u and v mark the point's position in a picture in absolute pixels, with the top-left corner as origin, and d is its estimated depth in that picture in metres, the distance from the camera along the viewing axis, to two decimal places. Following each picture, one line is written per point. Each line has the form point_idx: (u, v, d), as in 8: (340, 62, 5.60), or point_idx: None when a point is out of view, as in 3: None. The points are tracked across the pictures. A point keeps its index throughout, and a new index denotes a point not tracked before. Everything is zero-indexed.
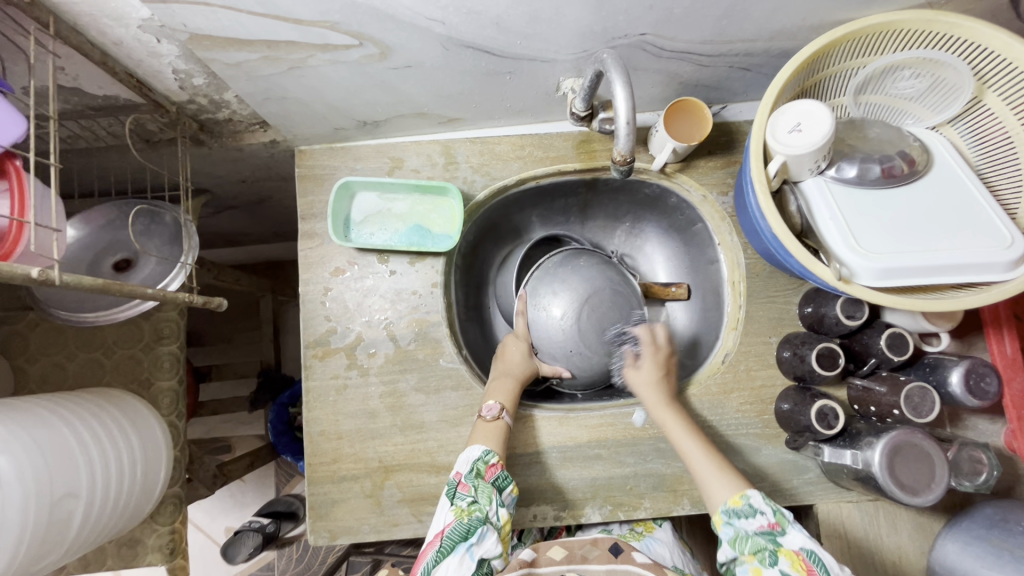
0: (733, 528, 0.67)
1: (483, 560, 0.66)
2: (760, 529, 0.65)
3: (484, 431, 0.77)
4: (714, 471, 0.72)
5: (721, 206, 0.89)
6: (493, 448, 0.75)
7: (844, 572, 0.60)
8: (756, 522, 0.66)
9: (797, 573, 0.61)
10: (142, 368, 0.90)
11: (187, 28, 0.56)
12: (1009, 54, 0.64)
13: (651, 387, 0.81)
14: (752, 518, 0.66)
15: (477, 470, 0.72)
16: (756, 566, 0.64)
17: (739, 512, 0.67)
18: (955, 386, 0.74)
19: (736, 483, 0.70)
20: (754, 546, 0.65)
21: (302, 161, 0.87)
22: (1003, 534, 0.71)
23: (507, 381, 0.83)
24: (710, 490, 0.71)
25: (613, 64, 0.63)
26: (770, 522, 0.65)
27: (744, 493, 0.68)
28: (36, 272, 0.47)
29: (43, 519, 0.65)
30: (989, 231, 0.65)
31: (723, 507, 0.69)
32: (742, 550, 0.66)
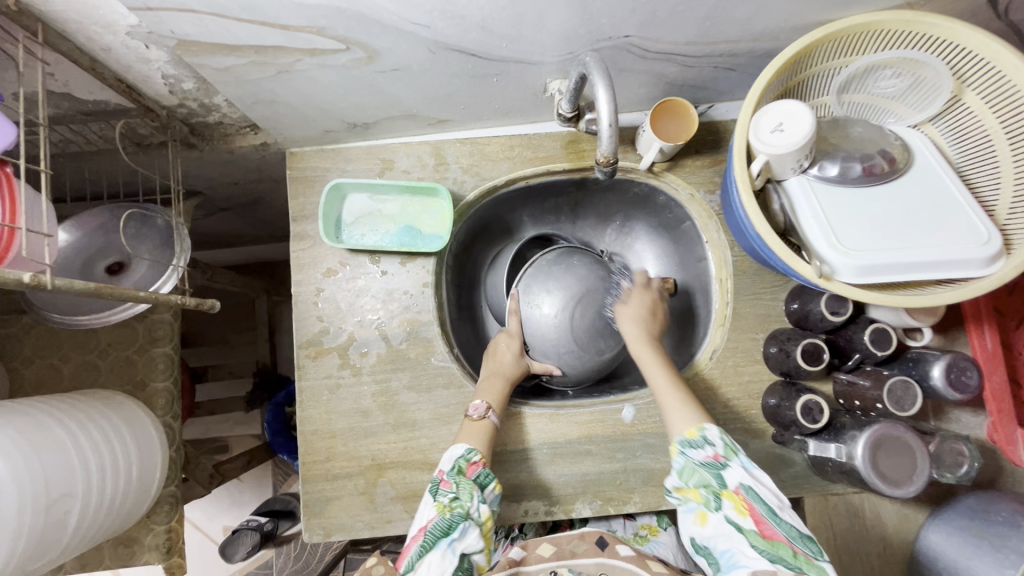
0: (685, 459, 0.66)
1: (463, 555, 0.66)
2: (706, 460, 0.65)
3: (470, 429, 0.78)
4: (679, 404, 0.72)
5: (708, 204, 0.91)
6: (477, 447, 0.76)
7: (784, 507, 0.61)
8: (703, 452, 0.66)
9: (741, 514, 0.61)
10: (136, 369, 0.91)
11: (176, 34, 0.57)
12: (986, 53, 0.65)
13: (635, 329, 0.83)
14: (701, 449, 0.66)
15: (459, 467, 0.73)
16: (701, 506, 0.64)
17: (692, 443, 0.67)
18: (936, 379, 0.75)
19: (697, 416, 0.70)
20: (699, 478, 0.65)
21: (293, 163, 0.88)
22: (983, 525, 0.73)
23: (497, 380, 0.84)
24: (672, 424, 0.71)
25: (595, 67, 0.64)
26: (716, 454, 0.65)
27: (700, 425, 0.68)
28: (28, 276, 0.48)
29: (39, 520, 0.66)
30: (967, 227, 0.66)
31: (678, 438, 0.69)
32: (689, 481, 0.66)
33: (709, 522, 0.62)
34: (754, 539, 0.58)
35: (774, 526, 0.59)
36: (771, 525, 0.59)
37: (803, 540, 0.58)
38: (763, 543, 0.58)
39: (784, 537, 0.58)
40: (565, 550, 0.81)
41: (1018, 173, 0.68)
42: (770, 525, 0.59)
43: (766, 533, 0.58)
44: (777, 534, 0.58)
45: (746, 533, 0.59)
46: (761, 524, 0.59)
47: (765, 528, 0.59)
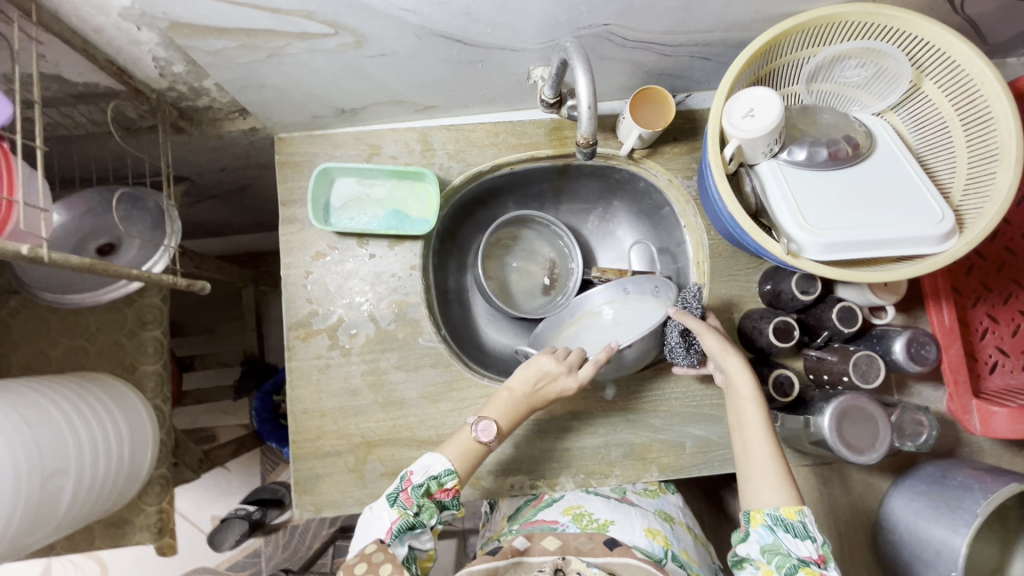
0: (774, 537, 0.67)
1: (411, 549, 0.70)
2: (803, 555, 0.65)
3: (463, 447, 0.75)
4: (772, 474, 0.70)
5: (686, 190, 0.94)
6: (457, 470, 0.74)
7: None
8: (804, 547, 0.65)
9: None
10: (126, 352, 0.92)
11: (168, 16, 0.58)
12: (942, 44, 0.70)
13: (739, 366, 0.77)
14: (802, 539, 0.65)
15: (428, 488, 0.72)
16: (770, 570, 0.66)
17: (791, 527, 0.66)
18: (898, 353, 0.80)
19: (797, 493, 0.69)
20: (783, 559, 0.66)
21: (282, 148, 0.90)
22: (941, 489, 0.78)
23: (517, 408, 0.79)
24: (756, 487, 0.71)
25: (575, 53, 0.66)
26: (816, 555, 0.65)
27: (799, 507, 0.67)
28: (26, 248, 0.50)
29: (34, 493, 0.68)
30: (924, 208, 0.71)
31: (772, 512, 0.68)
32: (769, 556, 0.67)
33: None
34: None
35: None
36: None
37: None
38: None
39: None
40: (570, 547, 0.75)
41: (971, 157, 0.72)
42: None
43: None
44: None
45: None
46: None
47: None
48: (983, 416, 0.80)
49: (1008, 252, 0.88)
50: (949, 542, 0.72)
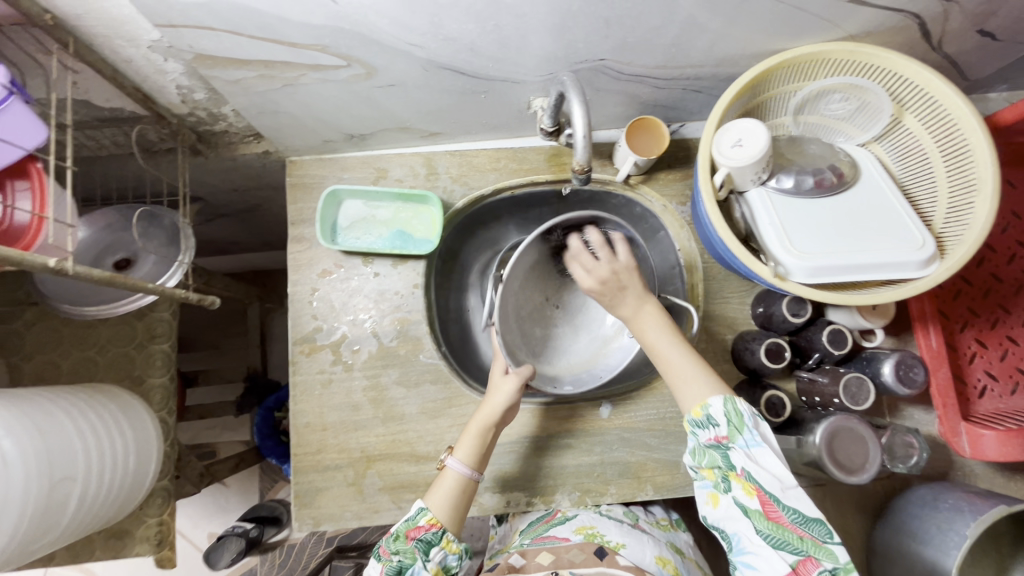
0: (694, 439, 0.72)
1: None
2: (711, 442, 0.70)
3: (449, 491, 0.78)
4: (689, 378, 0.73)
5: (680, 215, 0.98)
6: (431, 507, 0.77)
7: (791, 488, 0.65)
8: (710, 433, 0.70)
9: (748, 495, 0.66)
10: (134, 365, 0.95)
11: (193, 49, 0.63)
12: (920, 81, 0.74)
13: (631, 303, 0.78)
14: (708, 429, 0.70)
15: (399, 533, 0.75)
16: (716, 493, 0.70)
17: (699, 423, 0.71)
18: (887, 376, 0.81)
19: (709, 390, 0.72)
20: (711, 462, 0.70)
21: (293, 170, 0.94)
22: (932, 511, 0.79)
23: (482, 436, 0.81)
24: (686, 394, 0.73)
25: (571, 86, 0.70)
26: (720, 436, 0.69)
27: (704, 404, 0.71)
28: (52, 261, 0.53)
29: (43, 499, 0.70)
30: (906, 235, 0.74)
31: (688, 417, 0.73)
32: (702, 462, 0.71)
33: (721, 505, 0.69)
34: (759, 524, 0.65)
35: (779, 508, 0.64)
36: (775, 509, 0.65)
37: (806, 521, 0.63)
38: (766, 523, 0.65)
39: (788, 520, 0.64)
40: (564, 560, 0.79)
41: (951, 188, 0.76)
42: (775, 507, 0.64)
43: (769, 515, 0.65)
44: (781, 519, 0.64)
45: (752, 514, 0.66)
46: (766, 506, 0.65)
47: (769, 509, 0.65)
48: (972, 439, 0.81)
49: (994, 278, 0.91)
50: (940, 564, 0.72)
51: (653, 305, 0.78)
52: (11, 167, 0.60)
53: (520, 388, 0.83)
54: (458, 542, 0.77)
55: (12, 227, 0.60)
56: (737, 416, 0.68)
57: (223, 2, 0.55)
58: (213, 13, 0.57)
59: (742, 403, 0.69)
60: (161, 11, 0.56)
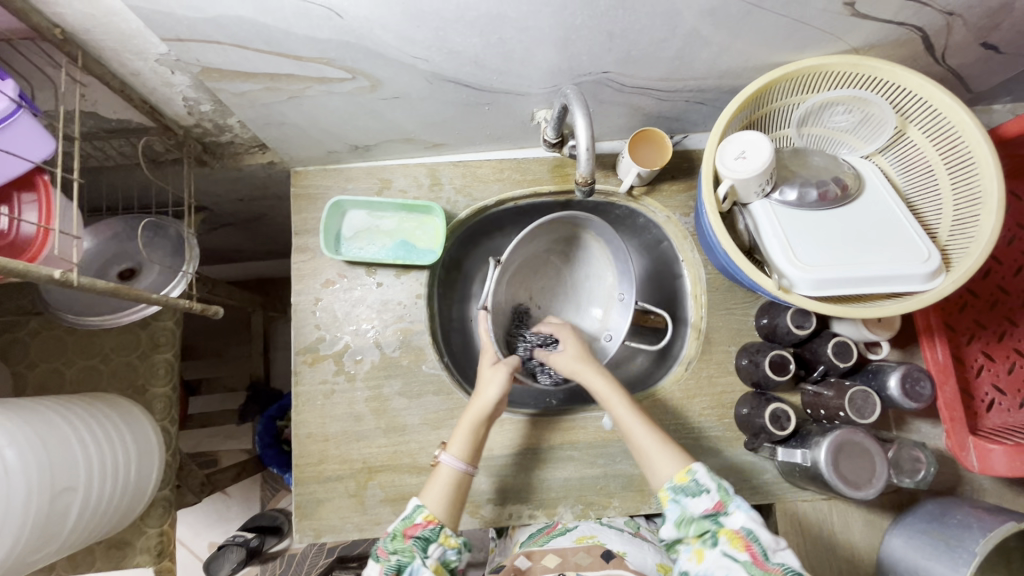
0: (680, 508, 0.70)
1: None
2: (705, 511, 0.69)
3: (442, 487, 0.77)
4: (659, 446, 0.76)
5: (683, 226, 0.98)
6: (428, 505, 0.75)
7: (780, 548, 0.65)
8: (701, 501, 0.69)
9: (737, 549, 0.65)
10: (138, 374, 0.95)
11: (200, 63, 0.63)
12: (923, 93, 0.74)
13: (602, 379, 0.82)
14: (697, 496, 0.70)
15: (396, 532, 0.73)
16: (701, 548, 0.68)
17: (687, 489, 0.71)
18: (893, 389, 0.81)
19: (682, 460, 0.74)
20: (700, 526, 0.69)
21: (297, 181, 0.94)
22: (940, 527, 0.78)
23: (474, 428, 0.80)
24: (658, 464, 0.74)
25: (575, 98, 0.71)
26: (714, 503, 0.69)
27: (689, 470, 0.72)
28: (58, 272, 0.53)
29: (44, 509, 0.69)
30: (911, 247, 0.74)
31: (670, 484, 0.72)
32: (688, 529, 0.70)
33: (706, 559, 0.67)
34: (750, 571, 0.63)
35: (769, 564, 0.63)
36: (765, 563, 0.63)
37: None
38: (757, 574, 0.62)
39: (778, 574, 0.62)
40: (569, 563, 0.76)
41: (956, 200, 0.75)
42: (767, 562, 0.63)
43: (761, 567, 0.63)
44: (772, 568, 0.62)
45: (742, 565, 0.64)
46: (757, 559, 0.63)
47: (760, 563, 0.63)
48: (981, 453, 0.80)
49: (1001, 290, 0.90)
50: None
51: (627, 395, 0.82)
52: (19, 179, 0.62)
53: (511, 378, 0.83)
54: (456, 536, 0.75)
55: (20, 237, 0.62)
56: (724, 483, 0.70)
57: (229, 17, 0.55)
58: (219, 27, 0.57)
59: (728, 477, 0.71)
60: (169, 25, 0.56)
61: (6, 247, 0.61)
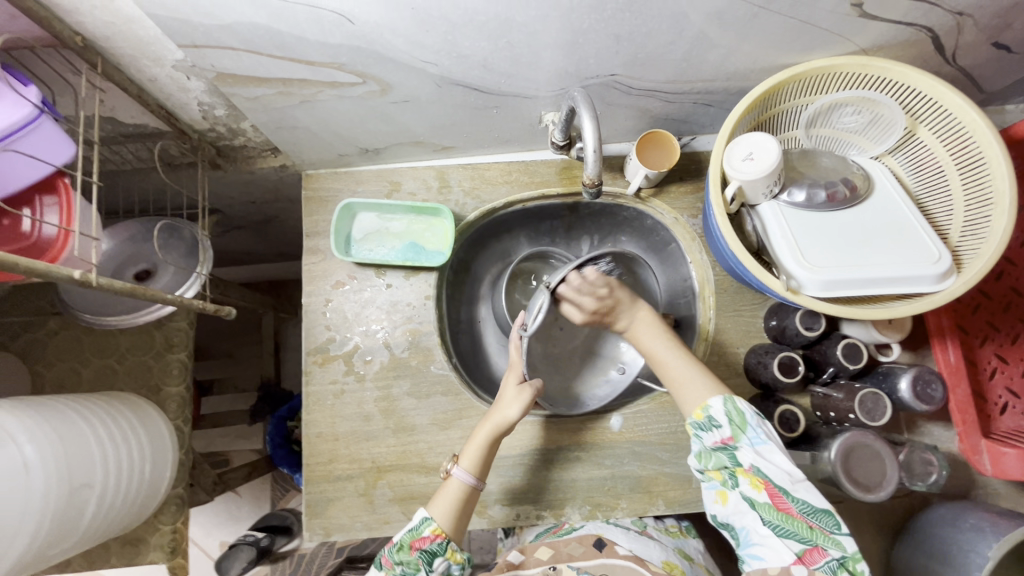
0: (699, 442, 0.73)
1: None
2: (717, 444, 0.71)
3: (449, 503, 0.78)
4: (692, 376, 0.77)
5: (691, 228, 0.98)
6: (435, 518, 0.77)
7: (799, 482, 0.66)
8: (714, 436, 0.71)
9: (756, 489, 0.67)
10: (152, 374, 0.96)
11: (216, 68, 0.65)
12: (934, 94, 0.73)
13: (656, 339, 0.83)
14: (711, 431, 0.72)
15: (402, 544, 0.75)
16: (723, 489, 0.70)
17: (703, 425, 0.73)
18: (904, 391, 0.80)
19: (706, 392, 0.75)
20: (717, 463, 0.71)
21: (308, 184, 0.96)
22: (952, 531, 0.77)
23: (486, 444, 0.81)
24: (683, 395, 0.77)
25: (582, 101, 0.71)
26: (725, 437, 0.70)
27: (704, 406, 0.73)
28: (78, 273, 0.54)
29: (63, 504, 0.71)
30: (921, 248, 0.73)
31: (690, 421, 0.75)
32: (708, 463, 0.72)
33: (729, 502, 0.69)
34: (768, 513, 0.66)
35: (788, 501, 0.66)
36: (784, 501, 0.66)
37: (816, 515, 0.65)
38: (775, 516, 0.66)
39: (798, 513, 0.65)
40: (562, 553, 0.84)
41: (967, 202, 0.75)
42: (784, 500, 0.66)
43: (779, 508, 0.66)
44: (790, 510, 0.65)
45: (760, 506, 0.67)
46: (776, 499, 0.66)
47: (779, 501, 0.66)
48: (993, 456, 0.79)
49: (1014, 292, 0.89)
50: None
51: (646, 312, 0.85)
52: (40, 183, 0.63)
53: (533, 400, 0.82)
54: (461, 552, 0.77)
55: (41, 239, 0.64)
56: (738, 415, 0.71)
57: (244, 24, 0.57)
58: (235, 34, 0.59)
59: (743, 403, 0.72)
60: (186, 32, 0.58)
61: (26, 248, 0.63)
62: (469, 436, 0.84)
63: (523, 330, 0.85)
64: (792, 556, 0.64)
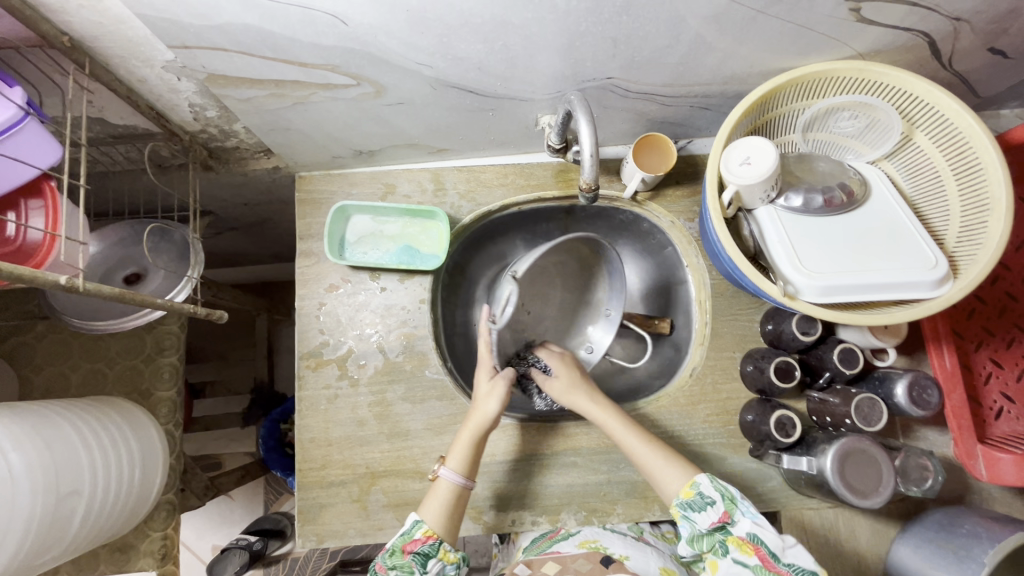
0: (690, 524, 0.72)
1: None
2: (713, 524, 0.71)
3: (440, 502, 0.77)
4: (664, 462, 0.78)
5: (688, 231, 0.97)
6: (427, 520, 0.76)
7: (790, 547, 0.68)
8: (708, 516, 0.71)
9: (746, 555, 0.68)
10: (142, 378, 0.95)
11: (206, 69, 0.63)
12: (931, 99, 0.73)
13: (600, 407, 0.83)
14: (703, 511, 0.72)
15: (395, 548, 0.74)
16: (715, 560, 0.70)
17: (692, 504, 0.72)
18: (899, 397, 0.80)
19: (684, 475, 0.76)
20: (709, 540, 0.71)
21: (302, 186, 0.95)
22: (948, 536, 0.77)
23: (473, 442, 0.81)
24: (665, 482, 0.76)
25: (579, 104, 0.70)
26: (720, 515, 0.71)
27: (693, 484, 0.74)
28: (64, 278, 0.53)
29: (49, 512, 0.70)
30: (918, 254, 0.73)
31: (677, 502, 0.74)
32: (701, 546, 0.72)
33: (720, 570, 0.69)
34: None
35: (779, 565, 0.66)
36: (775, 564, 0.66)
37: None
38: None
39: (789, 575, 0.66)
40: (569, 568, 0.80)
41: (964, 207, 0.75)
42: (776, 565, 0.66)
43: (771, 570, 0.66)
44: (783, 571, 0.65)
45: (754, 570, 0.67)
46: (767, 562, 0.66)
47: (770, 565, 0.66)
48: (988, 460, 0.79)
49: (1009, 296, 0.89)
50: None
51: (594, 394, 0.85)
52: (25, 186, 0.62)
53: (508, 392, 0.83)
54: (456, 552, 0.76)
55: (26, 244, 0.62)
56: (727, 491, 0.72)
57: (235, 25, 0.56)
58: (226, 35, 0.57)
59: (729, 482, 0.74)
60: (175, 33, 0.57)
61: (11, 253, 0.62)
62: (456, 437, 0.84)
63: (492, 322, 0.85)
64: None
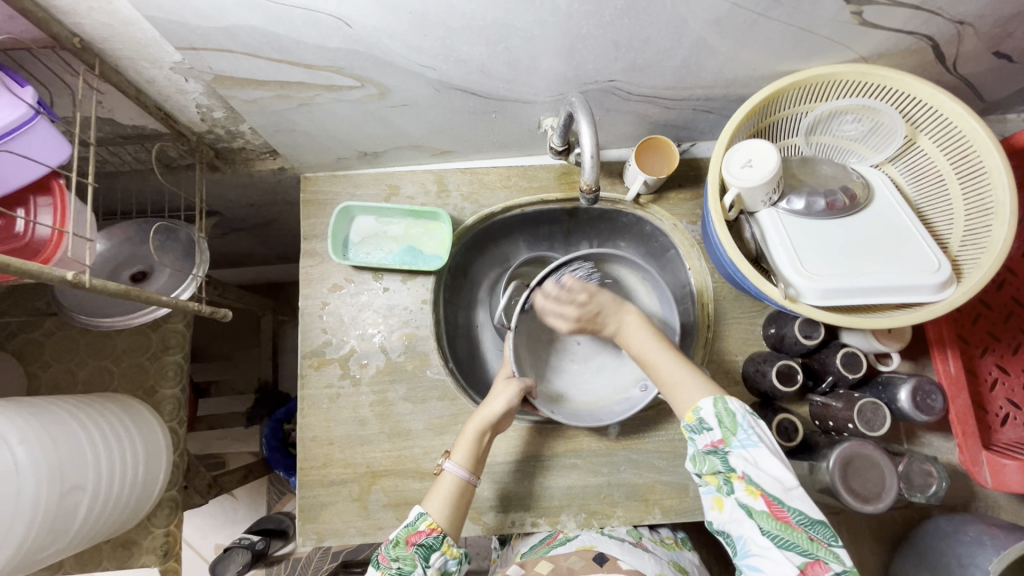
0: (693, 446, 0.73)
1: None
2: (710, 449, 0.71)
3: (446, 496, 0.77)
4: (681, 376, 0.76)
5: (690, 234, 0.97)
6: (431, 513, 0.76)
7: (793, 489, 0.64)
8: (707, 439, 0.71)
9: (751, 497, 0.66)
10: (148, 375, 0.96)
11: (212, 70, 0.65)
12: (934, 102, 0.73)
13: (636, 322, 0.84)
14: (702, 435, 0.72)
15: (399, 539, 0.75)
16: (720, 496, 0.70)
17: (694, 428, 0.72)
18: (903, 402, 0.79)
19: (704, 392, 0.73)
20: (712, 467, 0.71)
21: (307, 187, 0.96)
22: (952, 543, 0.76)
23: (478, 437, 0.81)
24: (677, 397, 0.75)
25: (580, 106, 0.71)
26: (717, 440, 0.70)
27: (695, 408, 0.72)
28: (70, 274, 0.54)
29: (54, 505, 0.71)
30: (921, 257, 0.73)
31: (683, 424, 0.74)
32: (703, 469, 0.72)
33: (725, 509, 0.69)
34: (763, 522, 0.65)
35: (783, 509, 0.64)
36: (779, 510, 0.64)
37: (813, 525, 0.63)
38: (772, 525, 0.64)
39: (794, 522, 0.63)
40: (562, 567, 0.82)
41: (968, 211, 0.74)
42: (779, 507, 0.64)
43: (775, 516, 0.64)
44: (786, 520, 0.64)
45: (757, 514, 0.66)
46: (771, 507, 0.65)
47: (775, 510, 0.64)
48: (993, 468, 0.79)
49: (1014, 302, 0.88)
50: None
51: (633, 314, 0.86)
52: (36, 184, 0.64)
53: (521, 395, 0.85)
54: (458, 547, 0.76)
55: (35, 240, 0.64)
56: (729, 417, 0.70)
57: (241, 27, 0.57)
58: (232, 37, 0.58)
59: (735, 404, 0.70)
60: (183, 35, 0.58)
61: (21, 250, 0.64)
62: (461, 432, 0.84)
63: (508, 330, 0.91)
64: (794, 569, 0.62)
